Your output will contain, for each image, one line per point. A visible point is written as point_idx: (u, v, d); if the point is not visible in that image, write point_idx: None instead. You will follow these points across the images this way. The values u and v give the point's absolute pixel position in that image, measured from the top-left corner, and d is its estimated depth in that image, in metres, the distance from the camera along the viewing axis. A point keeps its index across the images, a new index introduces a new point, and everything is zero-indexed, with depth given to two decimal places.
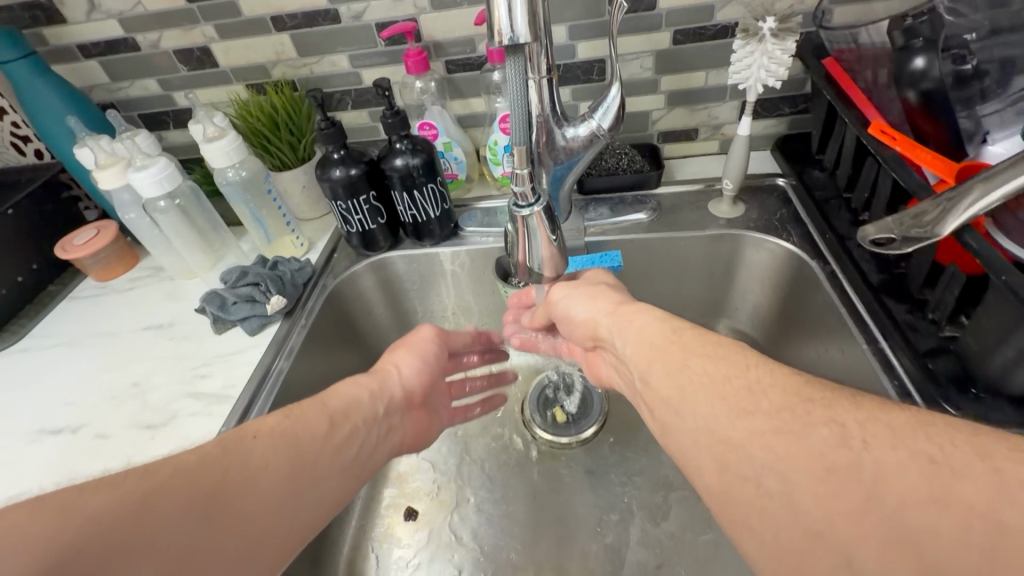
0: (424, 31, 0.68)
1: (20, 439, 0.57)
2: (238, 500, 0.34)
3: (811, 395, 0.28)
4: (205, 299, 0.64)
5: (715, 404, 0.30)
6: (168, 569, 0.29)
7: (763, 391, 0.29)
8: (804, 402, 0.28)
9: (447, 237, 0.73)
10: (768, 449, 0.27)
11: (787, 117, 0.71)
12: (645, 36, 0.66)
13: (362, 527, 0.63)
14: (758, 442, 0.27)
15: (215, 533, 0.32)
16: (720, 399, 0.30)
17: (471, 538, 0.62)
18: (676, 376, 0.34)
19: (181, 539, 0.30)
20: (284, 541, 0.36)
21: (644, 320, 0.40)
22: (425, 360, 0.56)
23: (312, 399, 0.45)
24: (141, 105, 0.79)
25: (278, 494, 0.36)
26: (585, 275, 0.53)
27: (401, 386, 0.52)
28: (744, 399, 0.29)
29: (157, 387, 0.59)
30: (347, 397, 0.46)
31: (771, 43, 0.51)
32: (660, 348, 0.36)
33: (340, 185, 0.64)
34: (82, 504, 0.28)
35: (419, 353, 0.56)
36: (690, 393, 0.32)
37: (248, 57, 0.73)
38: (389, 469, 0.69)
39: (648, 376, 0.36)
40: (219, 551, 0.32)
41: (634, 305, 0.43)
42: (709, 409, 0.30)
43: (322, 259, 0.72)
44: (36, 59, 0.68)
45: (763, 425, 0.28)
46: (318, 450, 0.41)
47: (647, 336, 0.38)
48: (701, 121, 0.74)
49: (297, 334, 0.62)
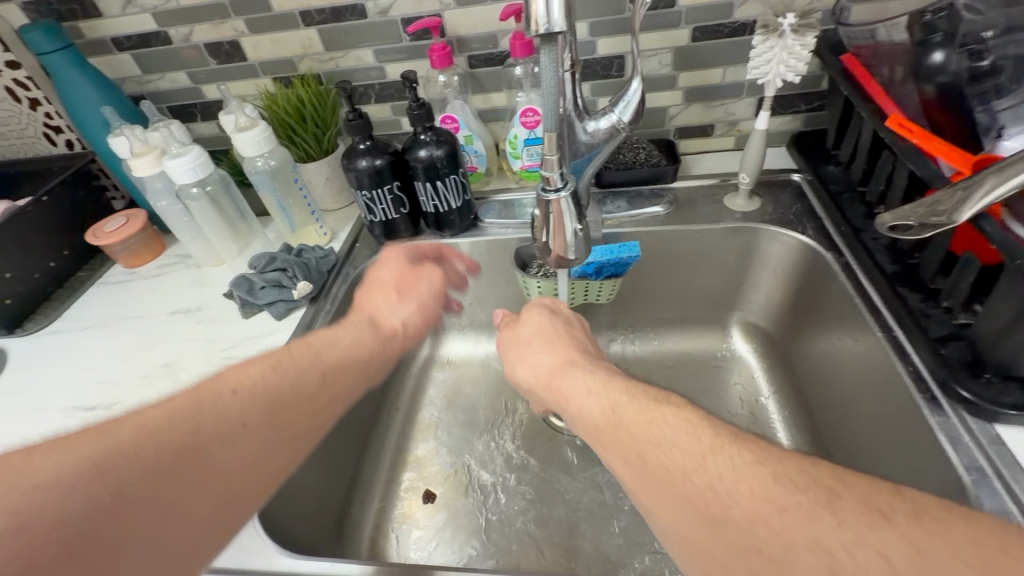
0: (448, 26, 0.70)
1: (57, 414, 0.59)
2: (215, 454, 0.36)
3: (781, 489, 0.28)
4: (234, 284, 0.66)
5: (671, 468, 0.32)
6: (142, 511, 0.31)
7: (727, 488, 0.30)
8: (745, 447, 0.31)
9: (467, 228, 0.75)
10: (750, 545, 0.28)
11: (802, 115, 0.72)
12: (663, 33, 0.68)
13: (383, 508, 0.65)
14: (723, 484, 0.30)
15: (184, 480, 0.33)
16: (682, 456, 0.33)
17: (488, 520, 0.64)
18: (632, 443, 0.36)
19: (153, 481, 0.32)
20: (266, 478, 0.38)
21: (592, 384, 0.43)
22: (421, 302, 0.59)
23: (304, 349, 0.47)
24: (171, 98, 0.81)
25: (250, 455, 0.37)
26: (533, 323, 0.55)
27: (387, 321, 0.56)
28: (695, 457, 0.32)
29: (187, 367, 0.61)
30: (337, 354, 0.48)
31: (791, 39, 0.53)
32: (617, 409, 0.38)
33: (365, 174, 0.66)
34: (36, 465, 0.29)
35: (415, 298, 0.59)
36: (646, 454, 0.34)
37: (276, 52, 0.75)
38: (407, 453, 0.71)
39: (609, 464, 0.37)
40: (194, 491, 0.33)
41: (572, 365, 0.47)
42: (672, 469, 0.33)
43: (345, 248, 0.74)
44: (73, 52, 0.71)
45: (719, 475, 0.30)
46: (301, 404, 0.43)
47: (597, 421, 0.39)
48: (717, 117, 0.75)
49: (322, 319, 0.64)
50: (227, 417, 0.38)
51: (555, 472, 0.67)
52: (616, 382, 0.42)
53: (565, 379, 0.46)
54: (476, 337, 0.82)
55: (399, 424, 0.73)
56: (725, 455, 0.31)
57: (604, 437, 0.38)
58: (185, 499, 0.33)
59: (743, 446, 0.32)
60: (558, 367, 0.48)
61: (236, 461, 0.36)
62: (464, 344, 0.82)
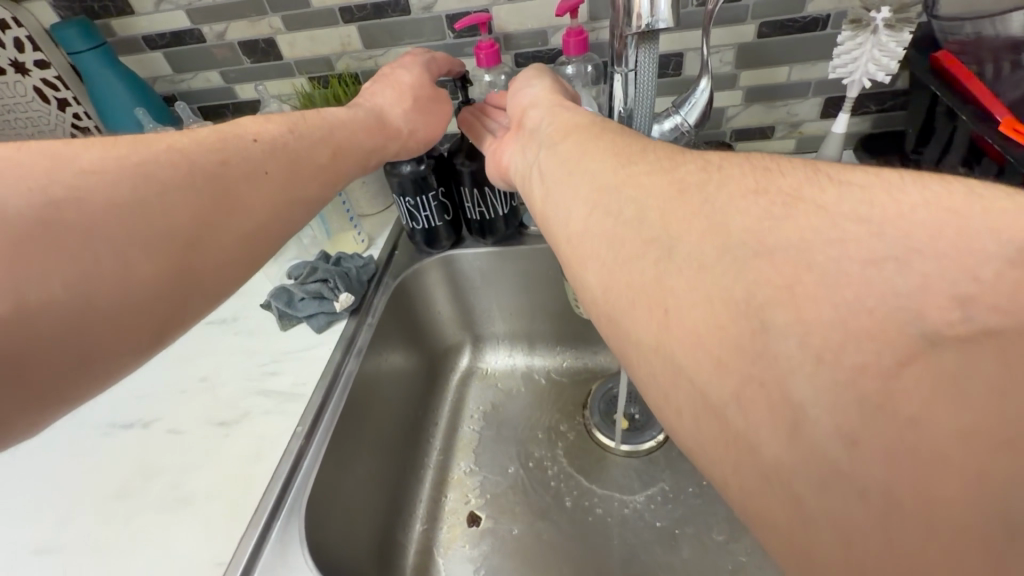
0: (496, 22, 0.66)
1: (92, 431, 0.56)
2: (240, 193, 0.38)
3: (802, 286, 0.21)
4: (272, 295, 0.63)
5: (622, 247, 0.28)
6: (128, 228, 0.32)
7: (692, 287, 0.23)
8: (735, 197, 0.25)
9: (512, 236, 0.71)
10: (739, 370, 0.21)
11: (873, 116, 0.66)
12: (728, 28, 0.63)
13: (428, 531, 0.62)
14: (739, 345, 0.21)
15: (177, 234, 0.34)
16: (681, 298, 0.24)
17: (539, 547, 0.60)
18: (624, 273, 0.27)
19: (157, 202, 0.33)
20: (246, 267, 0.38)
21: (597, 181, 0.32)
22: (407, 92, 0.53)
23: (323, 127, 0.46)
24: (203, 98, 0.78)
25: (256, 208, 0.39)
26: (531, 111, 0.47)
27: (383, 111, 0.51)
28: (705, 295, 0.23)
29: (225, 382, 0.58)
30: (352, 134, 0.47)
31: (885, 35, 0.48)
32: (612, 249, 0.28)
33: (409, 180, 0.62)
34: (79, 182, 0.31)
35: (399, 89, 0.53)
36: (644, 287, 0.25)
37: (313, 50, 0.72)
38: (449, 472, 0.67)
39: (569, 187, 0.34)
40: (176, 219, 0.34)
41: (598, 176, 0.32)
42: (678, 317, 0.24)
43: (384, 256, 0.71)
44: (105, 50, 0.68)
45: (743, 335, 0.21)
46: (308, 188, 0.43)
47: (573, 153, 0.37)
48: (779, 118, 0.70)
49: (365, 333, 0.61)
50: (208, 280, 0.36)
51: (607, 496, 0.64)
52: (626, 212, 0.29)
53: (560, 202, 0.34)
54: (517, 348, 0.78)
55: (440, 441, 0.70)
56: (739, 288, 0.22)
57: (587, 262, 0.30)
58: (112, 338, 0.31)
59: (782, 268, 0.22)
60: (566, 163, 0.36)
61: (218, 263, 0.36)
62: (505, 356, 0.78)
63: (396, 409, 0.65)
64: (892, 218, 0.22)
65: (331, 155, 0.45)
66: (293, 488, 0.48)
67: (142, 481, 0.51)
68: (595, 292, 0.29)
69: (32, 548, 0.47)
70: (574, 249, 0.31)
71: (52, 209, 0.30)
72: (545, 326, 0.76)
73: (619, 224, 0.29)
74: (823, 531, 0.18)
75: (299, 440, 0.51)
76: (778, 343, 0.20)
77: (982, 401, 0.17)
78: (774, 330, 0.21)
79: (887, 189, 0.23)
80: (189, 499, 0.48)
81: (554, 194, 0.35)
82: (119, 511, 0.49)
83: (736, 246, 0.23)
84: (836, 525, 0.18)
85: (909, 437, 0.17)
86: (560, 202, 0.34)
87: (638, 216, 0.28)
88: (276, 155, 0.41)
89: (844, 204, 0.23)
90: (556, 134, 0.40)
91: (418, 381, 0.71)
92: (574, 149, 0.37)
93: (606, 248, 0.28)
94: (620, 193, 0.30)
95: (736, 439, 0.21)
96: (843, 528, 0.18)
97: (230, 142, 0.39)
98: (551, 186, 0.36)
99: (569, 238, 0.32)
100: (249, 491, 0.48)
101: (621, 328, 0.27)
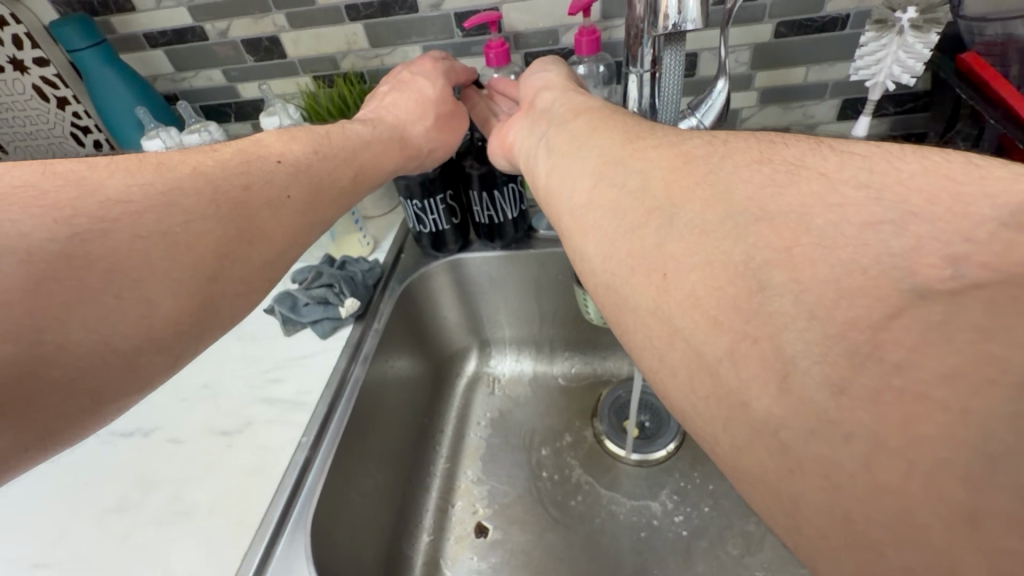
0: (506, 21, 0.64)
1: (91, 439, 0.55)
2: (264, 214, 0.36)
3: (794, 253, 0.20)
4: (276, 300, 0.62)
5: (618, 219, 0.27)
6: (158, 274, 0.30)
7: (685, 253, 0.23)
8: (741, 169, 0.25)
9: (521, 239, 0.69)
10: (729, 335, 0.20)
11: (891, 118, 0.64)
12: (744, 28, 0.61)
13: (434, 542, 0.61)
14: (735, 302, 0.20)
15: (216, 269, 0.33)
16: (680, 262, 0.23)
17: (549, 558, 0.59)
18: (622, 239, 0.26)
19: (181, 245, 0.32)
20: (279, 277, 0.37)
21: (599, 156, 0.31)
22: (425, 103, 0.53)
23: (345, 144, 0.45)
24: (205, 97, 0.76)
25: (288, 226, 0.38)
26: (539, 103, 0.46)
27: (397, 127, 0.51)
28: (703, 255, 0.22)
29: (228, 389, 0.57)
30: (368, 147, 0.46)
31: (911, 36, 0.47)
32: (613, 219, 0.27)
33: (416, 183, 0.61)
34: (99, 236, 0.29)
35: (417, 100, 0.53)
36: (636, 257, 0.25)
37: (318, 48, 0.70)
38: (456, 481, 0.66)
39: (572, 159, 0.33)
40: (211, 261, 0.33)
41: (609, 151, 0.31)
42: (679, 281, 0.23)
43: (389, 259, 0.70)
44: (105, 49, 0.66)
45: (740, 292, 0.20)
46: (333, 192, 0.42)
47: (580, 129, 0.36)
48: (794, 120, 0.69)
49: (371, 339, 0.60)
50: (227, 319, 0.34)
51: (618, 507, 0.62)
52: (629, 182, 0.28)
53: (563, 174, 0.33)
54: (524, 354, 0.76)
55: (446, 449, 0.68)
56: (738, 250, 0.21)
57: (585, 234, 0.29)
58: (121, 380, 0.29)
59: (782, 231, 0.21)
60: (568, 141, 0.35)
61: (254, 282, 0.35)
62: (512, 361, 0.77)
63: (402, 417, 0.63)
64: (893, 182, 0.21)
65: (334, 145, 0.44)
66: (298, 500, 0.47)
67: (142, 493, 0.49)
68: (593, 262, 0.28)
69: (30, 563, 0.46)
70: (573, 224, 0.30)
71: (76, 242, 0.28)
72: (554, 331, 0.75)
73: (621, 195, 0.28)
74: (808, 476, 0.17)
75: (304, 451, 0.50)
76: (774, 301, 0.19)
77: (968, 341, 0.15)
78: (770, 289, 0.20)
79: (888, 159, 0.22)
80: (190, 512, 0.47)
81: (557, 170, 0.34)
82: (119, 524, 0.47)
83: (736, 212, 0.23)
84: (822, 470, 0.17)
85: (895, 383, 0.16)
86: (562, 174, 0.33)
87: (641, 185, 0.27)
88: (300, 179, 0.40)
89: (846, 170, 0.22)
90: (559, 115, 0.40)
91: (424, 387, 0.70)
92: (579, 129, 0.36)
93: (606, 219, 0.28)
94: (622, 167, 0.29)
95: (726, 398, 0.20)
96: (827, 471, 0.17)
97: (255, 159, 0.39)
98: (553, 163, 0.35)
99: (568, 210, 0.31)
100: (253, 504, 0.47)
101: (618, 296, 0.26)
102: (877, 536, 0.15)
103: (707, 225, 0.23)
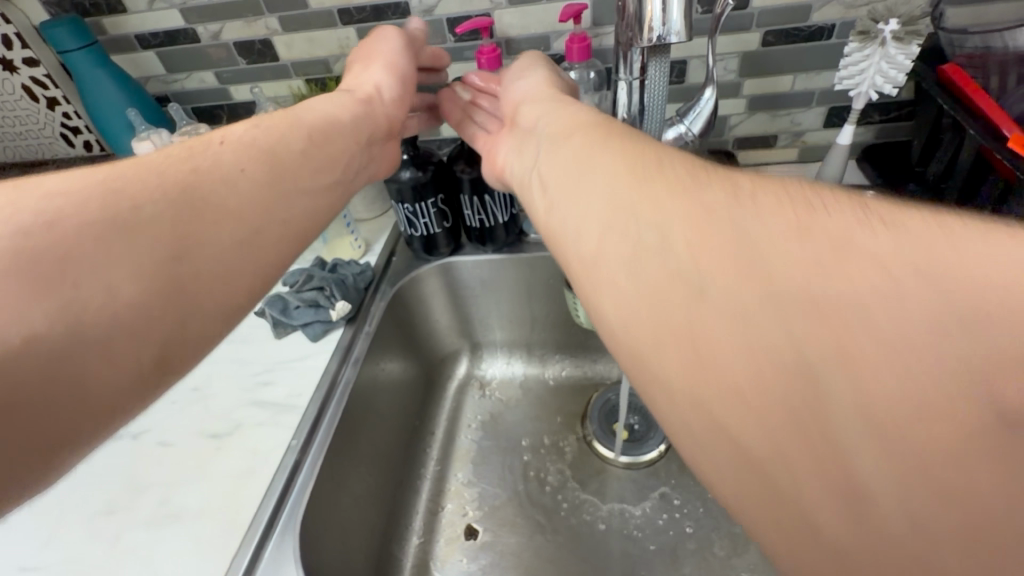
0: (498, 26, 0.65)
1: None
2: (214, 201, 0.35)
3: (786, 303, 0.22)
4: (267, 302, 0.62)
5: (610, 253, 0.28)
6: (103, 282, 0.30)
7: (681, 294, 0.25)
8: (724, 204, 0.26)
9: (512, 243, 0.70)
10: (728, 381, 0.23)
11: (876, 126, 0.66)
12: (732, 37, 0.62)
13: (425, 544, 0.61)
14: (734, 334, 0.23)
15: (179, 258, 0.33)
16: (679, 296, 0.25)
17: (538, 560, 0.59)
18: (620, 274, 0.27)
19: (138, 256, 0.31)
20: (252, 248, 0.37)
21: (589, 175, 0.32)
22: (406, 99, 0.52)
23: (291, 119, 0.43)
24: (196, 98, 0.76)
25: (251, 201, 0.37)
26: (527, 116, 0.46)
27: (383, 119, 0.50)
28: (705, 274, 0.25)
29: (219, 392, 0.57)
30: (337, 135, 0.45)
31: (893, 48, 0.48)
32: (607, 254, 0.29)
33: (408, 187, 0.61)
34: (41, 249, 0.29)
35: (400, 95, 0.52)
36: (636, 291, 0.26)
37: (311, 51, 0.70)
38: (446, 483, 0.66)
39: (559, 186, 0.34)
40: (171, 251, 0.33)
41: (593, 178, 0.32)
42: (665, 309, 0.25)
43: (381, 262, 0.70)
44: (97, 50, 0.66)
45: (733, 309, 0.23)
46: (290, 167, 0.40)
47: (563, 151, 0.36)
48: (782, 127, 0.70)
49: (362, 342, 0.60)
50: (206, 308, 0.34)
51: (605, 509, 0.63)
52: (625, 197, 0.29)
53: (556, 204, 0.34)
54: (515, 356, 0.77)
55: (437, 451, 0.69)
56: (735, 296, 0.23)
57: (583, 273, 0.30)
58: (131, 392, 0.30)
59: (775, 279, 0.23)
60: (555, 152, 0.36)
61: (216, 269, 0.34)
62: (503, 364, 0.77)
63: (393, 419, 0.64)
64: (874, 222, 0.23)
65: (326, 144, 0.43)
66: (288, 503, 0.47)
67: (131, 496, 0.49)
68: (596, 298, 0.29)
69: (16, 566, 0.46)
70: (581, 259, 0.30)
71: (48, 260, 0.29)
72: (544, 334, 0.76)
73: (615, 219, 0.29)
74: (788, 498, 0.21)
75: (294, 454, 0.50)
76: (767, 345, 0.22)
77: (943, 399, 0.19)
78: (773, 337, 0.22)
79: (858, 198, 0.24)
80: (179, 514, 0.47)
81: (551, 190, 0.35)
82: (108, 527, 0.47)
83: (732, 251, 0.24)
84: (795, 496, 0.21)
85: (853, 426, 0.20)
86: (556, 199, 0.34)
87: (629, 202, 0.29)
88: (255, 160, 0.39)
89: (826, 212, 0.24)
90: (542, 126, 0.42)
91: (415, 390, 0.70)
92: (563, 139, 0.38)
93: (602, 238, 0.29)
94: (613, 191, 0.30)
95: (723, 435, 0.23)
96: (795, 491, 0.21)
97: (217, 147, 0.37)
98: (547, 190, 0.36)
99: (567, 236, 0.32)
100: (243, 507, 0.47)
101: (621, 336, 0.28)
102: (838, 544, 0.20)
103: (705, 233, 0.25)
